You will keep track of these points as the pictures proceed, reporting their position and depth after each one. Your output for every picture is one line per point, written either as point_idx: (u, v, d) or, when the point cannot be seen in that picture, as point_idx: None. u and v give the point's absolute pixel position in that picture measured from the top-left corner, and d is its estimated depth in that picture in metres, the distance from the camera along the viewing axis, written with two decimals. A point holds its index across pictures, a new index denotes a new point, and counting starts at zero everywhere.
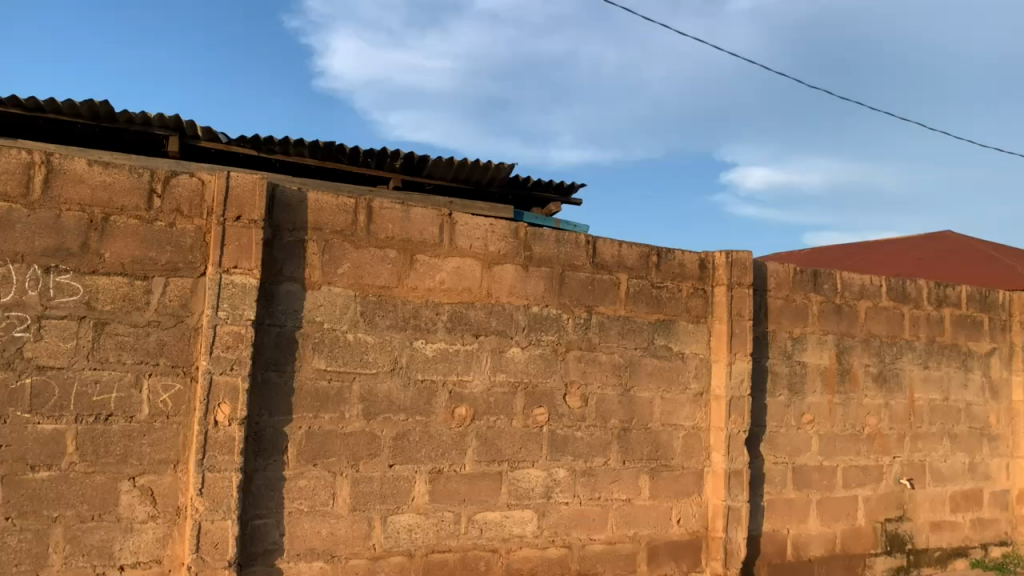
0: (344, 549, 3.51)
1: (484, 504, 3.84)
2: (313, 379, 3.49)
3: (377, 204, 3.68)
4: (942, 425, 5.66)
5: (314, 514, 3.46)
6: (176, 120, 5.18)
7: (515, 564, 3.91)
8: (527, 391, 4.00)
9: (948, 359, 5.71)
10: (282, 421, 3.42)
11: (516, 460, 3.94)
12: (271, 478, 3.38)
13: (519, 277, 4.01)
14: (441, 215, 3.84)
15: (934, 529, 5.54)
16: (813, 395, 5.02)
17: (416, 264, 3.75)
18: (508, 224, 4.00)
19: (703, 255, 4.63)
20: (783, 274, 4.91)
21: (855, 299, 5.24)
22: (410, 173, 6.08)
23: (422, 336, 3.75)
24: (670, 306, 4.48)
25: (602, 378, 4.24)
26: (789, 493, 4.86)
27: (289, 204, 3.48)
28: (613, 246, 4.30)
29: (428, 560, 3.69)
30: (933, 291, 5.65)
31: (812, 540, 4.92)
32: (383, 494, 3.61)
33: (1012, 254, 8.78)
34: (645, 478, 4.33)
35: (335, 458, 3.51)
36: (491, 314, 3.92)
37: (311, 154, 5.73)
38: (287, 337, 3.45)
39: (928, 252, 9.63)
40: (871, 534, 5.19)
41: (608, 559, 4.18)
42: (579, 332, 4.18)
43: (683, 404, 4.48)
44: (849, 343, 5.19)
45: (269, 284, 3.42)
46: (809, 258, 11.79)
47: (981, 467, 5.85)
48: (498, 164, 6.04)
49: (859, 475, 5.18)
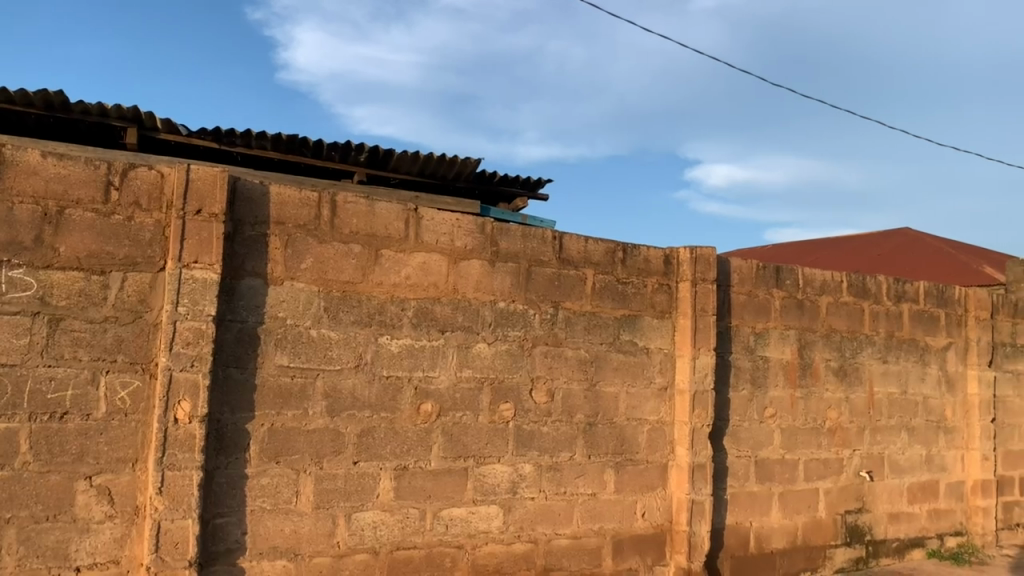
0: (307, 547, 3.47)
1: (449, 500, 3.82)
2: (276, 376, 3.44)
3: (341, 198, 3.64)
4: (900, 418, 5.77)
5: (277, 512, 3.42)
6: (134, 111, 5.07)
7: (480, 560, 3.90)
8: (492, 386, 3.99)
9: (906, 353, 5.82)
10: (244, 418, 3.37)
11: (482, 455, 3.93)
12: (233, 476, 3.33)
13: (485, 272, 3.99)
14: (407, 210, 3.81)
15: (892, 520, 5.65)
16: (776, 389, 5.08)
17: (381, 259, 3.72)
18: (474, 219, 3.98)
19: (668, 251, 4.66)
20: (746, 270, 4.95)
21: (816, 295, 5.31)
22: (375, 166, 6.03)
23: (387, 332, 3.72)
24: (635, 302, 4.49)
25: (568, 373, 4.24)
26: (752, 486, 4.91)
27: (250, 198, 3.43)
28: (579, 242, 4.31)
29: (393, 558, 3.66)
30: (892, 287, 5.74)
31: (774, 533, 4.99)
32: (348, 491, 3.58)
33: (969, 251, 9.01)
34: (610, 473, 4.35)
35: (299, 455, 3.47)
36: (457, 309, 3.90)
37: (275, 146, 5.66)
38: (248, 333, 3.40)
39: (888, 248, 9.84)
40: (832, 525, 5.28)
41: (573, 554, 4.19)
42: (546, 327, 4.18)
43: (647, 399, 4.51)
44: (810, 338, 5.27)
45: (230, 280, 3.37)
46: (772, 254, 11.94)
47: (937, 459, 5.97)
48: (464, 158, 6.01)
49: (820, 468, 5.26)
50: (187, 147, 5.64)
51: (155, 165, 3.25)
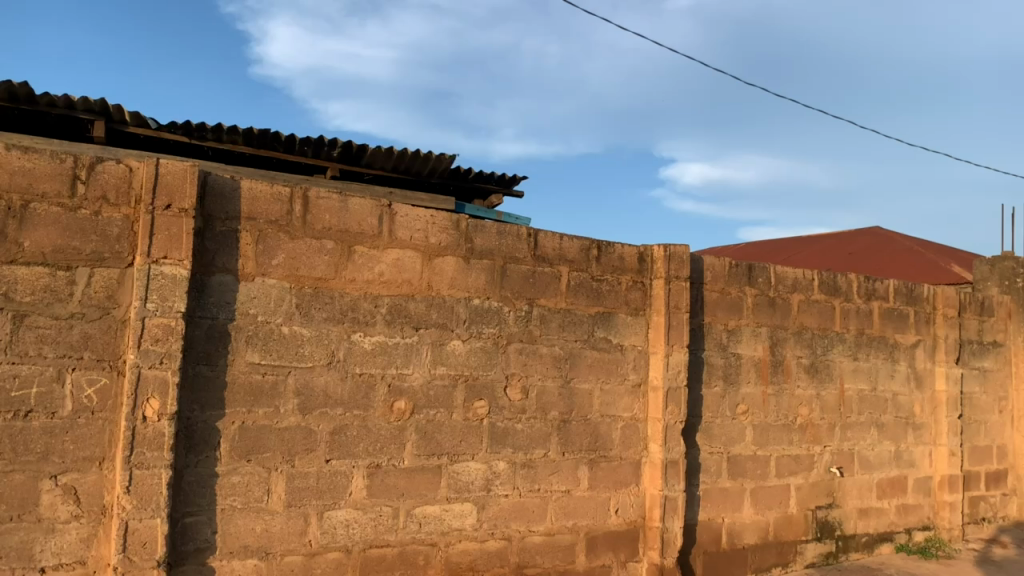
0: (279, 545, 3.44)
1: (423, 498, 3.81)
2: (247, 373, 3.40)
3: (313, 194, 3.60)
4: (870, 415, 5.84)
5: (248, 511, 3.38)
6: (102, 104, 4.99)
7: (454, 558, 3.89)
8: (467, 383, 3.97)
9: (876, 350, 5.89)
10: (215, 415, 3.33)
11: (456, 453, 3.92)
12: (203, 474, 3.29)
13: (459, 269, 3.97)
14: (381, 206, 3.78)
15: (862, 515, 5.72)
16: (748, 386, 5.12)
17: (354, 256, 3.69)
18: (448, 216, 3.96)
19: (642, 248, 4.67)
20: (719, 267, 4.98)
21: (788, 292, 5.36)
22: (348, 162, 5.99)
23: (360, 329, 3.69)
24: (609, 299, 4.50)
25: (543, 370, 4.24)
26: (724, 483, 4.95)
27: (221, 193, 3.38)
28: (553, 239, 4.31)
29: (366, 556, 3.64)
30: (862, 285, 5.81)
31: (746, 528, 5.03)
32: (320, 489, 3.55)
33: (938, 250, 9.14)
34: (584, 469, 4.36)
35: (270, 453, 3.44)
36: (431, 306, 3.88)
37: (246, 141, 5.60)
38: (219, 330, 3.35)
39: (859, 246, 9.96)
40: (803, 521, 5.33)
41: (547, 551, 4.19)
42: (520, 324, 4.17)
43: (621, 396, 4.52)
44: (782, 335, 5.31)
45: (200, 276, 3.32)
46: (746, 251, 12.04)
47: (906, 455, 6.06)
48: (438, 155, 5.98)
49: (791, 464, 5.31)
50: (156, 141, 5.56)
51: (124, 158, 3.19)
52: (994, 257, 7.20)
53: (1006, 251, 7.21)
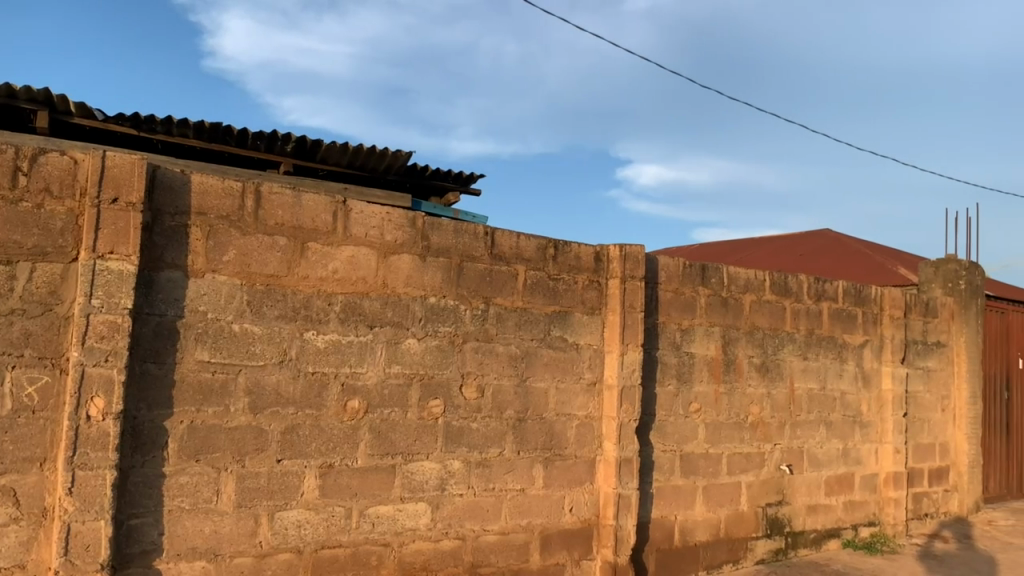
0: (228, 547, 3.38)
1: (376, 498, 3.77)
2: (196, 371, 3.33)
3: (266, 189, 3.54)
4: (819, 413, 5.95)
5: (196, 512, 3.31)
6: (45, 94, 4.85)
7: (407, 558, 3.86)
8: (422, 382, 3.95)
9: (825, 350, 6.01)
10: (162, 415, 3.25)
11: (410, 452, 3.89)
12: (150, 475, 3.21)
13: (415, 267, 3.95)
14: (335, 202, 3.73)
15: (810, 512, 5.83)
16: (701, 384, 5.18)
17: (307, 253, 3.64)
18: (404, 213, 3.93)
19: (598, 248, 4.69)
20: (673, 268, 5.03)
21: (740, 293, 5.43)
22: (302, 157, 5.91)
23: (313, 327, 3.64)
24: (565, 298, 4.51)
25: (499, 369, 4.23)
26: (677, 480, 5.00)
27: (171, 187, 3.30)
28: (511, 238, 4.30)
29: (318, 557, 3.59)
30: (813, 286, 5.92)
31: (698, 526, 5.09)
32: (271, 489, 3.49)
33: (885, 253, 9.38)
34: (539, 468, 4.36)
35: (219, 453, 3.37)
36: (386, 304, 3.85)
37: (197, 134, 5.49)
38: (167, 327, 3.28)
39: (810, 248, 10.17)
40: (753, 518, 5.42)
41: (501, 550, 4.19)
42: (476, 323, 4.16)
43: (577, 394, 4.54)
44: (734, 335, 5.39)
45: (148, 272, 3.24)
46: (701, 250, 12.21)
47: (853, 453, 6.19)
48: (394, 151, 5.94)
49: (742, 462, 5.39)
50: (103, 133, 5.43)
51: (68, 150, 3.10)
52: (938, 259, 7.32)
53: (946, 255, 7.38)
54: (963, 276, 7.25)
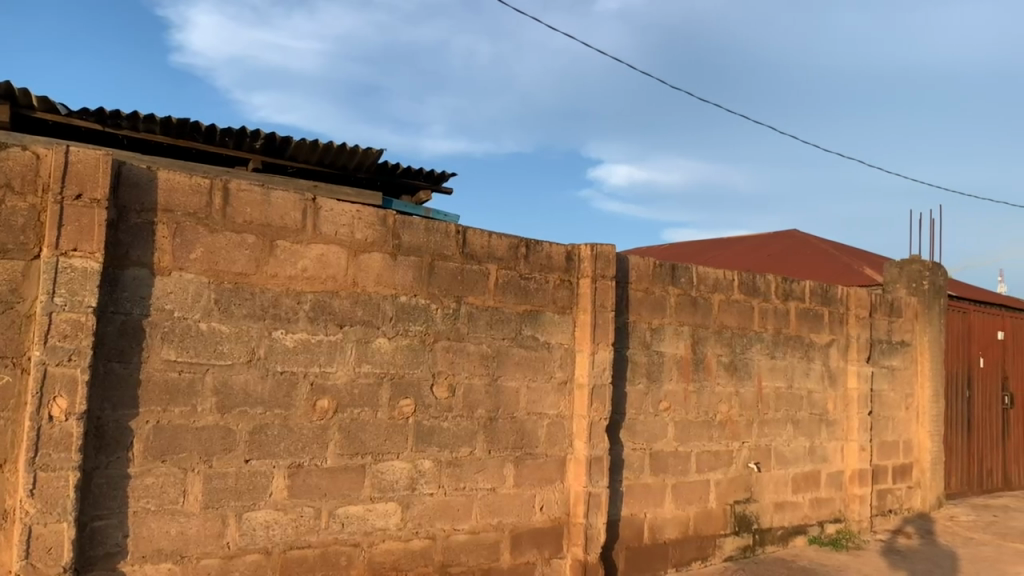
0: (194, 548, 3.34)
1: (346, 498, 3.75)
2: (162, 371, 3.29)
3: (234, 186, 3.50)
4: (786, 412, 6.03)
5: (162, 513, 3.27)
6: (7, 88, 4.76)
7: (377, 558, 3.84)
8: (392, 381, 3.93)
9: (792, 349, 6.08)
10: (127, 415, 3.20)
11: (380, 452, 3.87)
12: (115, 476, 3.16)
13: (386, 265, 3.93)
14: (305, 200, 3.70)
15: (778, 508, 5.91)
16: (670, 382, 5.22)
17: (276, 251, 3.61)
18: (375, 211, 3.91)
19: (569, 247, 4.71)
20: (643, 267, 5.06)
21: (709, 292, 5.48)
22: (271, 154, 5.86)
23: (282, 326, 3.60)
24: (537, 297, 4.52)
25: (470, 368, 4.23)
26: (646, 478, 5.03)
27: (137, 183, 3.25)
28: (482, 237, 4.30)
29: (286, 558, 3.56)
30: (780, 286, 5.99)
31: (667, 524, 5.12)
32: (238, 490, 3.46)
33: (851, 253, 9.53)
34: (510, 467, 4.36)
35: (186, 453, 3.33)
36: (356, 303, 3.83)
37: (164, 131, 5.42)
38: (133, 326, 3.23)
39: (778, 248, 10.30)
40: (721, 516, 5.47)
41: (471, 550, 4.18)
42: (448, 322, 4.15)
43: (548, 393, 4.55)
44: (703, 334, 5.43)
45: (112, 269, 3.19)
46: (673, 249, 12.32)
47: (819, 450, 6.28)
48: (365, 149, 5.90)
49: (711, 460, 5.44)
50: (67, 128, 5.35)
51: (31, 145, 3.05)
52: (903, 260, 7.47)
53: (911, 255, 7.52)
54: (926, 277, 7.38)
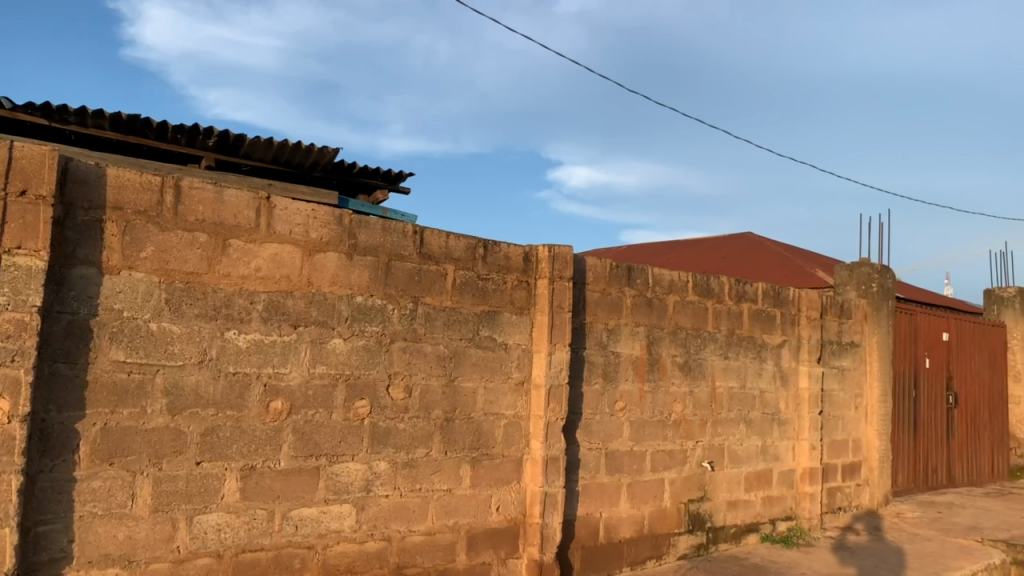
0: (143, 553, 3.27)
1: (300, 500, 3.71)
2: (110, 372, 3.22)
3: (186, 183, 3.44)
4: (739, 411, 6.12)
5: (109, 517, 3.20)
6: None
7: (331, 560, 3.80)
8: (347, 382, 3.90)
9: (745, 350, 6.18)
10: (73, 417, 3.13)
11: (335, 453, 3.84)
12: (60, 479, 3.08)
13: (342, 266, 3.89)
14: (258, 198, 3.65)
15: (731, 507, 6.00)
16: (625, 382, 5.26)
17: (229, 250, 3.55)
18: (331, 210, 3.88)
19: (527, 248, 4.72)
20: (600, 269, 5.09)
21: (664, 293, 5.54)
22: (225, 152, 5.78)
23: (234, 326, 3.55)
24: (494, 298, 4.52)
25: (427, 369, 4.22)
26: (602, 478, 5.07)
27: (84, 180, 3.18)
28: (440, 237, 4.29)
29: (238, 561, 3.51)
30: (734, 287, 6.08)
31: (622, 523, 5.17)
32: (189, 493, 3.40)
33: (801, 255, 9.74)
34: (465, 468, 4.36)
35: (135, 456, 3.26)
36: (311, 304, 3.79)
37: (113, 126, 5.33)
38: (80, 326, 3.16)
39: (732, 250, 10.49)
40: (675, 514, 5.54)
41: (427, 551, 4.16)
42: (405, 322, 4.13)
43: (504, 394, 4.56)
44: (658, 335, 5.49)
45: (59, 268, 3.12)
46: (634, 250, 12.47)
47: (771, 450, 6.39)
48: (321, 148, 5.85)
49: (666, 459, 5.50)
50: (12, 123, 5.23)
51: None
52: (852, 263, 7.65)
53: (861, 258, 7.69)
54: (874, 279, 7.56)
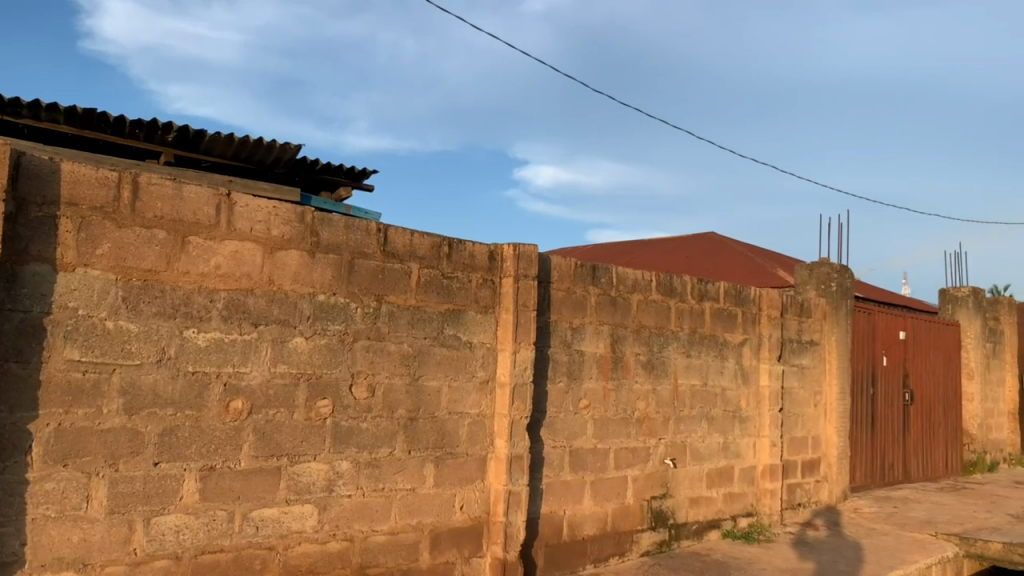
0: (98, 556, 3.21)
1: (260, 501, 3.66)
2: (64, 371, 3.15)
3: (144, 179, 3.38)
4: (701, 409, 6.19)
5: (63, 520, 3.13)
6: None
7: (293, 561, 3.77)
8: (309, 382, 3.86)
9: (707, 348, 6.24)
10: (26, 417, 3.06)
11: (296, 453, 3.80)
12: (11, 482, 3.02)
13: (304, 263, 3.86)
14: (219, 194, 3.60)
15: (693, 503, 6.06)
16: (590, 381, 5.29)
17: (188, 247, 3.50)
18: (293, 207, 3.84)
19: (492, 247, 4.71)
20: (565, 268, 5.11)
21: (628, 292, 5.58)
22: (184, 148, 5.69)
23: (193, 325, 3.50)
24: (458, 297, 4.51)
25: (390, 368, 4.20)
26: (566, 476, 5.09)
27: (38, 175, 3.11)
28: (404, 235, 4.27)
29: (197, 562, 3.46)
30: (696, 287, 6.14)
31: (585, 520, 5.19)
32: (146, 494, 3.34)
33: (762, 255, 9.88)
34: (429, 467, 4.35)
35: (90, 457, 3.20)
36: (272, 302, 3.74)
37: (68, 121, 5.22)
38: (32, 324, 3.09)
39: (695, 249, 10.60)
40: (638, 511, 5.58)
41: (390, 550, 4.14)
42: (368, 321, 4.10)
43: (469, 392, 4.55)
44: (622, 333, 5.53)
45: (11, 265, 3.05)
46: (600, 249, 12.55)
47: (732, 447, 6.47)
48: (283, 144, 5.78)
49: (629, 457, 5.54)
50: None
51: None
52: (812, 262, 7.77)
53: (821, 258, 7.81)
54: (834, 279, 7.69)
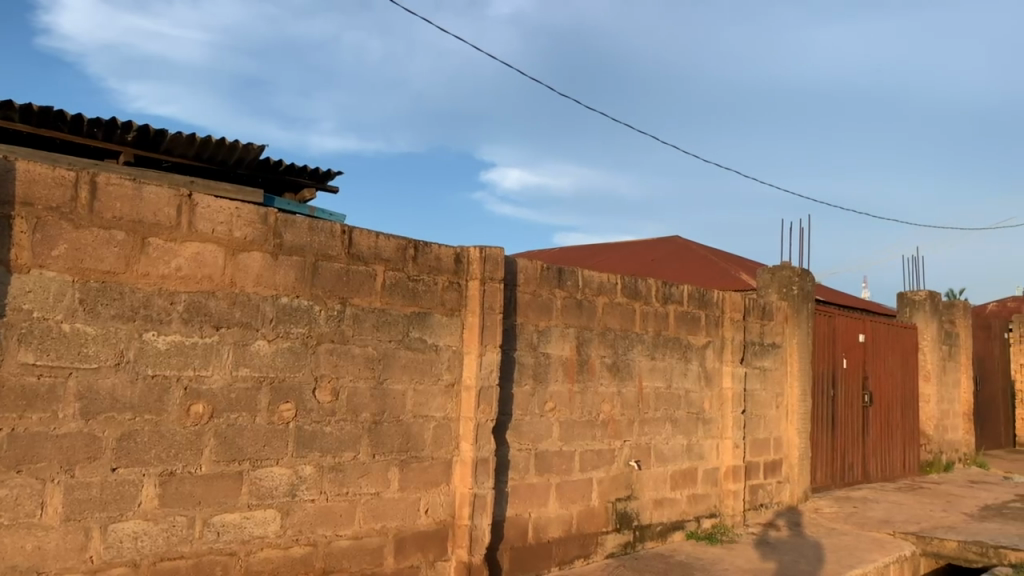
0: (53, 564, 3.14)
1: (221, 506, 3.61)
2: (18, 375, 3.08)
3: (102, 179, 3.32)
4: (665, 411, 6.24)
5: (16, 528, 3.06)
6: None
7: (255, 566, 3.73)
8: (272, 385, 3.82)
9: (671, 350, 6.30)
10: None
11: (258, 458, 3.75)
12: None
13: (266, 265, 3.81)
14: (180, 195, 3.54)
15: (657, 505, 6.10)
16: (555, 383, 5.30)
17: (148, 248, 3.44)
18: (256, 209, 3.79)
19: (458, 249, 4.70)
20: (531, 270, 5.12)
21: (594, 295, 5.60)
22: (144, 147, 5.60)
23: (153, 328, 3.44)
24: (424, 299, 4.50)
25: (355, 371, 4.16)
26: (531, 478, 5.10)
27: None
28: (369, 237, 4.24)
29: (155, 570, 3.40)
30: (660, 290, 6.19)
31: (551, 523, 5.20)
32: (104, 500, 3.27)
33: (726, 258, 9.98)
34: (393, 471, 4.32)
35: (45, 462, 3.13)
36: (234, 304, 3.69)
37: (23, 119, 5.11)
38: None
39: (661, 253, 10.68)
40: (603, 513, 5.61)
41: (354, 555, 4.11)
42: (332, 323, 4.07)
43: (434, 396, 4.54)
44: (588, 336, 5.55)
45: None
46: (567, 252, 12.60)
47: (696, 448, 6.53)
48: (246, 144, 5.72)
49: (594, 459, 5.56)
50: None
51: None
52: (774, 266, 7.87)
53: (783, 261, 7.91)
54: (795, 282, 7.79)
